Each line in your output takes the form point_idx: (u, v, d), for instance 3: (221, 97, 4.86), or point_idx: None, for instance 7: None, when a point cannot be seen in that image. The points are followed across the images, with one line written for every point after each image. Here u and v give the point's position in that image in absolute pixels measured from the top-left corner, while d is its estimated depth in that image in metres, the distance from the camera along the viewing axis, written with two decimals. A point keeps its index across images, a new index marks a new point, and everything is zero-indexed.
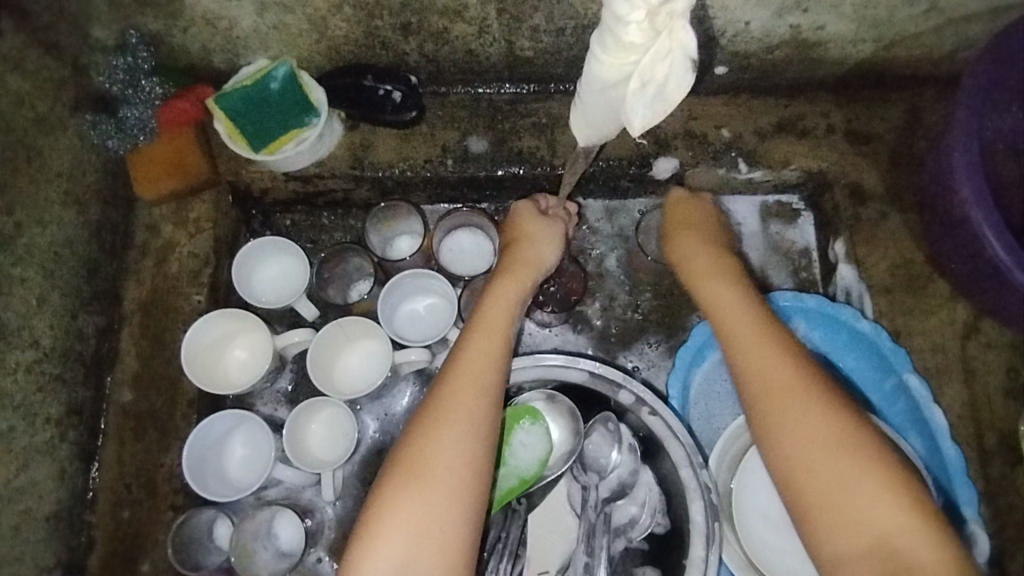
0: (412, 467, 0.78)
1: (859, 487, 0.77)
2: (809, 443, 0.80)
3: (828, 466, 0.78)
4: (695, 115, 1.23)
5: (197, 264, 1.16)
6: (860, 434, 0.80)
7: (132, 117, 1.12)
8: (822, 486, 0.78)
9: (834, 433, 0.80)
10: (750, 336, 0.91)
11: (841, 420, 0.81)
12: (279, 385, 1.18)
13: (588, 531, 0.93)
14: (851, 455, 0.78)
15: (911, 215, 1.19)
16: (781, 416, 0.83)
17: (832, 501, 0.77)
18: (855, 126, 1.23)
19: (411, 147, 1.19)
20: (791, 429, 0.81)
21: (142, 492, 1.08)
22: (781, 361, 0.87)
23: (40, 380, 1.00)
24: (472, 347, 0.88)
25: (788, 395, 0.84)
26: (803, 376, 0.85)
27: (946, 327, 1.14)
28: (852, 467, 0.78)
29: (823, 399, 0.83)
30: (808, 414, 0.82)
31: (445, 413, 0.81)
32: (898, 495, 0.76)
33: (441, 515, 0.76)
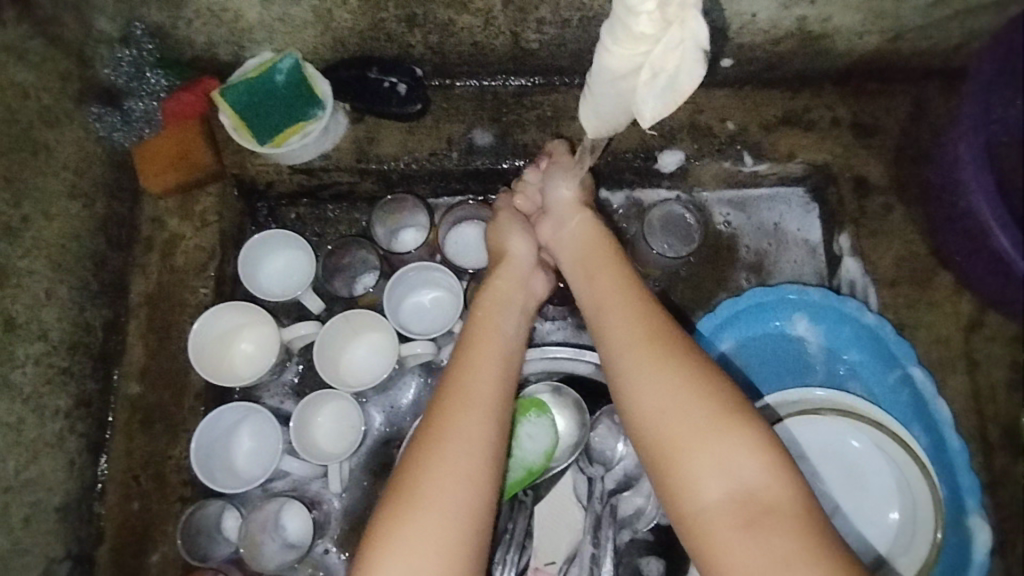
0: (416, 482, 0.77)
1: (707, 435, 0.76)
2: (659, 397, 0.79)
3: (678, 411, 0.78)
4: (700, 107, 1.23)
5: (202, 257, 1.16)
6: (707, 381, 0.80)
7: (137, 109, 1.11)
8: (679, 438, 0.77)
9: (685, 384, 0.79)
10: (614, 303, 0.90)
11: (691, 372, 0.80)
12: (285, 377, 1.18)
13: (594, 522, 0.93)
14: (701, 406, 0.77)
15: (916, 207, 1.19)
16: (638, 371, 0.82)
17: (685, 449, 0.76)
18: (860, 119, 1.22)
19: (416, 140, 1.19)
20: (649, 385, 0.80)
21: (150, 483, 1.09)
22: (635, 321, 0.86)
23: (48, 372, 1.00)
24: (472, 357, 0.87)
25: (640, 353, 0.83)
26: (651, 334, 0.84)
27: (950, 320, 1.14)
28: (696, 408, 0.77)
29: (669, 352, 0.82)
30: (656, 369, 0.81)
31: (446, 427, 0.80)
32: (755, 442, 0.75)
33: (449, 530, 0.74)
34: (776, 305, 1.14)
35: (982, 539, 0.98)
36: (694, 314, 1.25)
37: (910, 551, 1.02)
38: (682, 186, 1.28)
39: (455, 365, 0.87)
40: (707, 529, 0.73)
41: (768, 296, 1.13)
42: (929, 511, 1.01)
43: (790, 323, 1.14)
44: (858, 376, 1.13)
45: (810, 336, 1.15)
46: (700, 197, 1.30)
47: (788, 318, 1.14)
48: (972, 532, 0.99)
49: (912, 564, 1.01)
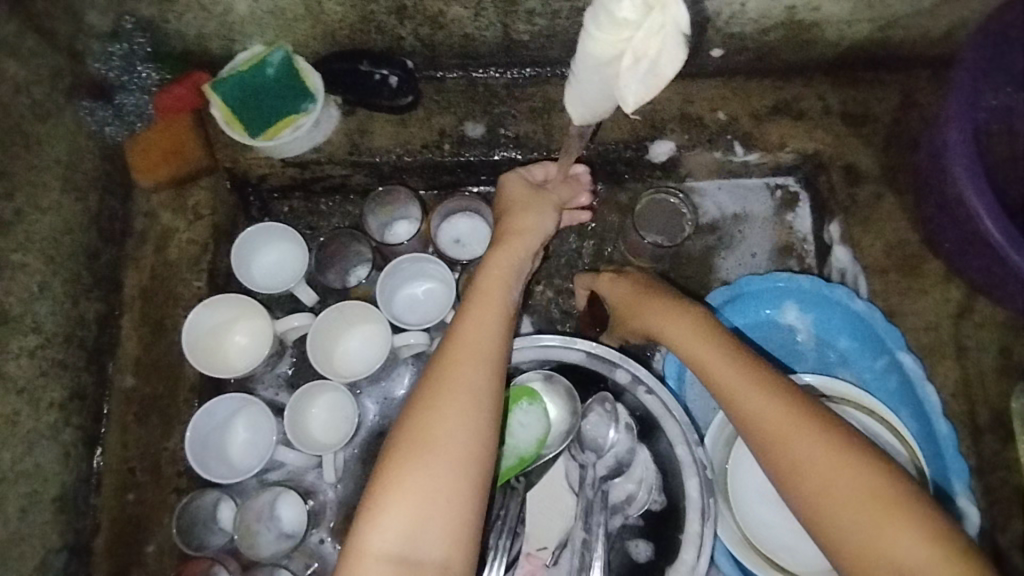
0: (415, 441, 0.78)
1: (870, 525, 0.72)
2: (818, 486, 0.75)
3: (862, 519, 0.72)
4: (690, 98, 1.24)
5: (196, 250, 1.17)
6: (861, 463, 0.75)
7: (128, 104, 1.13)
8: (836, 524, 0.73)
9: (840, 470, 0.75)
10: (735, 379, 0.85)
11: (839, 455, 0.76)
12: (280, 368, 1.19)
13: (585, 508, 0.94)
14: (855, 494, 0.73)
15: (906, 195, 1.20)
16: (800, 463, 0.77)
17: (867, 550, 0.71)
18: (850, 108, 1.23)
19: (408, 132, 1.20)
20: (824, 491, 0.74)
21: (146, 475, 1.09)
22: (778, 405, 0.81)
23: (43, 365, 1.01)
24: (472, 321, 0.88)
25: (790, 438, 0.78)
26: (797, 415, 0.80)
27: (939, 306, 1.15)
28: (885, 516, 0.71)
29: (824, 440, 0.77)
30: (840, 474, 0.75)
31: (444, 391, 0.81)
32: (936, 536, 0.70)
33: (445, 493, 0.76)
34: (765, 294, 1.15)
35: (971, 523, 0.97)
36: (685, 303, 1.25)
37: None
38: (674, 177, 1.29)
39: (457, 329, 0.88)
40: None
41: (759, 285, 1.14)
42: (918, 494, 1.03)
43: (780, 311, 1.16)
44: (847, 363, 1.14)
45: (799, 325, 1.16)
46: (692, 187, 1.31)
47: (778, 307, 1.16)
48: (962, 516, 0.98)
49: None
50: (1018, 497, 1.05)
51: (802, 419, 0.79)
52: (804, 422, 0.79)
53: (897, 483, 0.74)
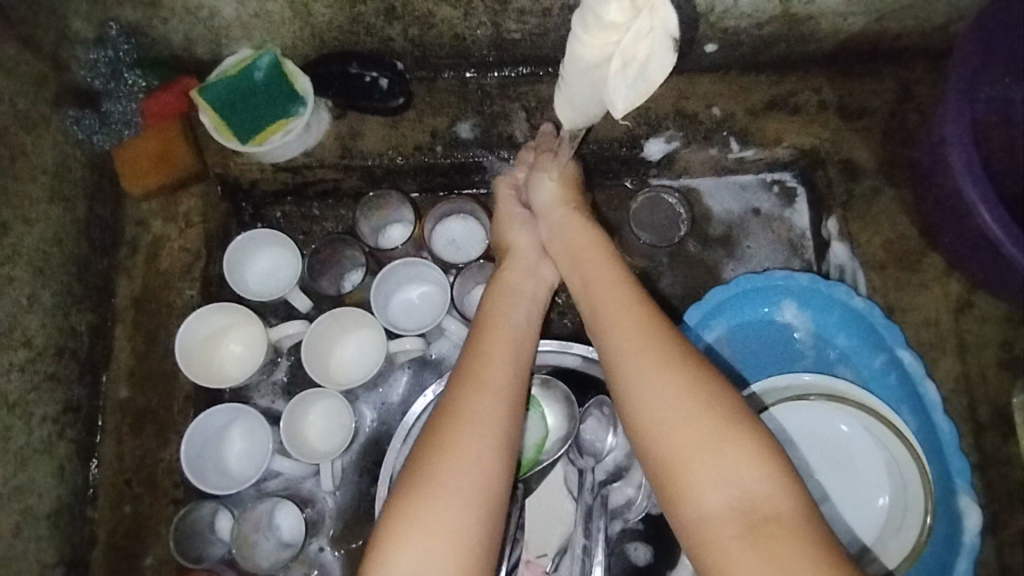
0: (433, 466, 0.77)
1: (714, 446, 0.72)
2: (662, 407, 0.75)
3: (685, 431, 0.73)
4: (685, 94, 1.22)
5: (187, 258, 1.16)
6: (711, 389, 0.76)
7: (116, 111, 1.09)
8: (676, 440, 0.73)
9: (686, 390, 0.75)
10: (614, 308, 0.86)
11: (688, 379, 0.76)
12: (276, 376, 1.17)
13: (585, 513, 0.92)
14: (700, 414, 0.74)
15: (904, 190, 1.19)
16: (642, 391, 0.77)
17: (684, 460, 0.72)
18: (847, 102, 1.22)
19: (400, 134, 1.18)
20: (648, 397, 0.76)
21: (142, 487, 1.08)
22: (633, 328, 0.82)
23: (35, 379, 1.00)
24: (490, 346, 0.88)
25: (639, 356, 0.79)
26: (656, 339, 0.80)
27: (940, 302, 1.14)
28: (705, 429, 0.73)
29: (671, 362, 0.78)
30: (659, 384, 0.76)
31: (465, 414, 0.80)
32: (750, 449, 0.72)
33: (468, 515, 0.75)
34: (763, 292, 1.14)
35: (972, 520, 0.97)
36: (683, 302, 1.24)
37: (901, 533, 1.01)
38: (669, 175, 1.28)
39: (475, 353, 0.87)
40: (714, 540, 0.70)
41: (756, 283, 1.13)
42: (919, 494, 1.00)
43: (778, 309, 1.14)
44: (846, 360, 1.13)
45: (798, 323, 1.15)
46: (688, 184, 1.30)
47: (776, 305, 1.14)
48: (962, 513, 0.98)
49: (902, 545, 1.01)
50: (1020, 493, 1.05)
51: (662, 345, 0.79)
52: (662, 348, 0.79)
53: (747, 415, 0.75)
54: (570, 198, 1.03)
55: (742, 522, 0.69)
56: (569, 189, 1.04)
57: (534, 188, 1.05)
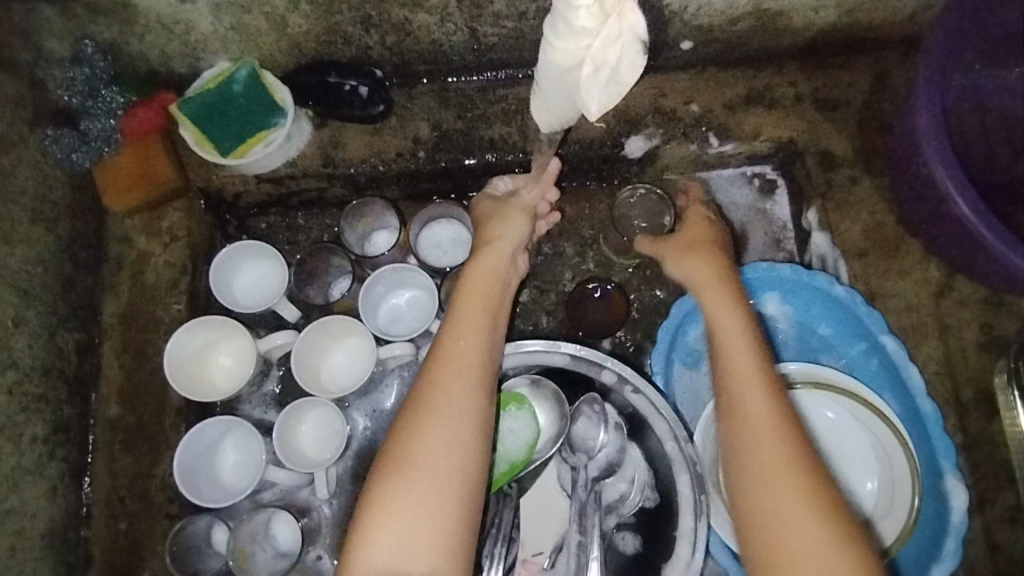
0: (418, 421, 0.82)
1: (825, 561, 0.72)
2: (782, 513, 0.76)
3: (806, 531, 0.74)
4: (663, 92, 1.24)
5: (173, 273, 1.16)
6: (832, 503, 0.76)
7: (94, 129, 1.10)
8: (789, 547, 0.74)
9: (811, 492, 0.76)
10: (759, 407, 0.83)
11: (812, 481, 0.77)
12: (266, 387, 1.17)
13: (579, 510, 0.94)
14: (823, 525, 0.74)
15: (881, 178, 1.21)
16: (769, 490, 0.77)
17: (798, 561, 0.73)
18: (822, 94, 1.24)
19: (381, 141, 1.19)
20: (766, 487, 0.78)
21: (137, 503, 1.08)
22: (766, 419, 0.82)
23: (24, 401, 1.00)
24: (472, 306, 0.92)
25: (781, 474, 0.78)
26: (788, 461, 0.78)
27: (920, 287, 1.16)
28: (820, 537, 0.73)
29: (801, 464, 0.78)
30: (783, 481, 0.77)
31: (441, 386, 0.84)
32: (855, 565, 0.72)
33: (445, 479, 0.78)
34: (747, 284, 1.15)
35: (958, 502, 0.98)
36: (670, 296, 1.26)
37: (891, 514, 1.03)
38: (651, 172, 1.30)
39: (450, 324, 0.90)
40: None
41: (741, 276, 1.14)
42: (905, 475, 1.03)
43: (761, 302, 1.16)
44: (830, 348, 1.15)
45: (780, 315, 1.17)
46: (670, 180, 1.31)
47: (760, 297, 1.16)
48: (949, 494, 0.99)
49: (892, 528, 1.03)
50: (1004, 469, 1.07)
51: (800, 452, 0.79)
52: (791, 436, 0.80)
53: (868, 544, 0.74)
54: (700, 245, 1.03)
55: None
56: (694, 237, 1.05)
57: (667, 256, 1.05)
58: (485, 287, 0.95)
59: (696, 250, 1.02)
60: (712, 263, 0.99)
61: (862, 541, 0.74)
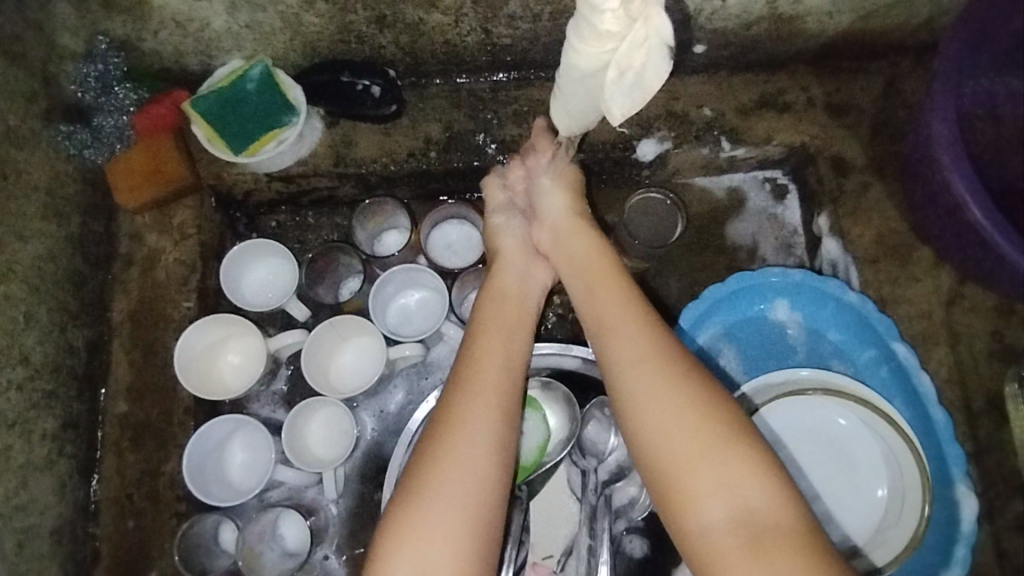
0: (448, 431, 0.81)
1: (715, 464, 0.74)
2: (669, 430, 0.77)
3: (688, 437, 0.76)
4: (676, 95, 1.24)
5: (183, 271, 1.15)
6: (715, 405, 0.78)
7: (107, 125, 1.10)
8: (676, 461, 0.76)
9: (699, 402, 0.78)
10: (632, 335, 0.85)
11: (694, 392, 0.79)
12: (275, 386, 1.17)
13: (589, 514, 0.93)
14: (711, 431, 0.76)
15: (893, 185, 1.21)
16: (649, 413, 0.79)
17: (684, 470, 0.75)
18: (835, 99, 1.24)
19: (392, 141, 1.19)
20: (642, 406, 0.79)
21: (144, 501, 1.08)
22: (639, 341, 0.84)
23: (33, 397, 0.99)
24: (489, 329, 0.92)
25: (655, 390, 0.80)
26: (663, 376, 0.80)
27: (931, 294, 1.16)
28: (705, 439, 0.76)
29: (675, 376, 0.80)
30: (659, 399, 0.79)
31: (461, 410, 0.83)
32: (745, 455, 0.75)
33: (476, 495, 0.78)
34: (757, 290, 1.15)
35: (968, 508, 0.98)
36: (679, 299, 1.26)
37: (901, 522, 1.03)
38: (662, 175, 1.29)
39: (476, 336, 0.91)
40: (714, 550, 0.72)
41: (750, 281, 1.14)
42: (916, 481, 1.02)
43: (771, 307, 1.16)
44: (839, 353, 1.14)
45: (789, 321, 1.17)
46: (681, 184, 1.31)
47: (769, 302, 1.16)
48: (959, 501, 0.99)
49: (902, 535, 1.02)
50: (1014, 479, 1.06)
51: (676, 366, 0.81)
52: (663, 350, 0.83)
53: (759, 443, 0.77)
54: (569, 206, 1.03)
55: (739, 536, 0.71)
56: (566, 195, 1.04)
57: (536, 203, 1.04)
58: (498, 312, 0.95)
59: (583, 221, 1.02)
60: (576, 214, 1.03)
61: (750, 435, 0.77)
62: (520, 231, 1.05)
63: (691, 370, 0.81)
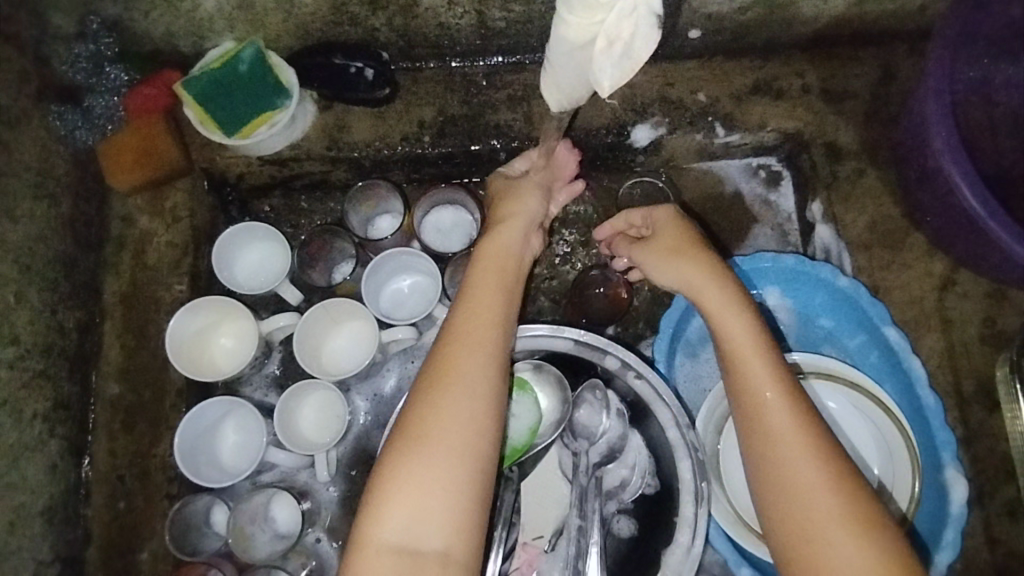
0: (434, 394, 0.81)
1: (843, 535, 0.73)
2: (815, 521, 0.74)
3: (814, 496, 0.75)
4: (671, 80, 1.24)
5: (176, 253, 1.15)
6: (848, 483, 0.76)
7: (98, 106, 1.12)
8: (804, 518, 0.75)
9: (849, 496, 0.75)
10: (767, 381, 0.83)
11: (829, 467, 0.77)
12: (267, 369, 1.17)
13: (579, 495, 0.93)
14: (848, 510, 0.74)
15: (887, 172, 1.21)
16: (780, 467, 0.78)
17: (813, 534, 0.74)
18: (830, 85, 1.24)
19: (386, 125, 1.19)
20: (774, 459, 0.78)
21: (136, 482, 1.07)
22: (778, 395, 0.81)
23: (25, 376, 0.99)
24: (492, 284, 0.92)
25: (793, 441, 0.78)
26: (799, 429, 0.79)
27: (924, 281, 1.16)
28: (835, 508, 0.74)
29: (809, 435, 0.79)
30: (792, 455, 0.78)
31: (457, 358, 0.83)
32: (873, 539, 0.73)
33: (465, 455, 0.78)
34: (750, 276, 1.15)
35: (959, 493, 0.98)
36: None
37: (890, 506, 1.04)
38: (656, 161, 1.29)
39: (467, 300, 0.90)
40: None
41: (742, 266, 1.13)
42: (906, 465, 1.03)
43: (762, 294, 1.16)
44: (832, 338, 1.16)
45: (781, 307, 1.17)
46: (675, 171, 1.31)
47: (762, 289, 1.16)
48: (949, 486, 0.99)
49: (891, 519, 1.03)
50: (1005, 464, 1.07)
51: (810, 426, 0.79)
52: (817, 431, 0.79)
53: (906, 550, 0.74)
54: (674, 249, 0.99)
55: None
56: (673, 240, 0.99)
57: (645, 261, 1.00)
58: (498, 266, 0.94)
59: (683, 242, 0.99)
60: (693, 258, 0.96)
61: (885, 521, 0.75)
62: (537, 211, 1.03)
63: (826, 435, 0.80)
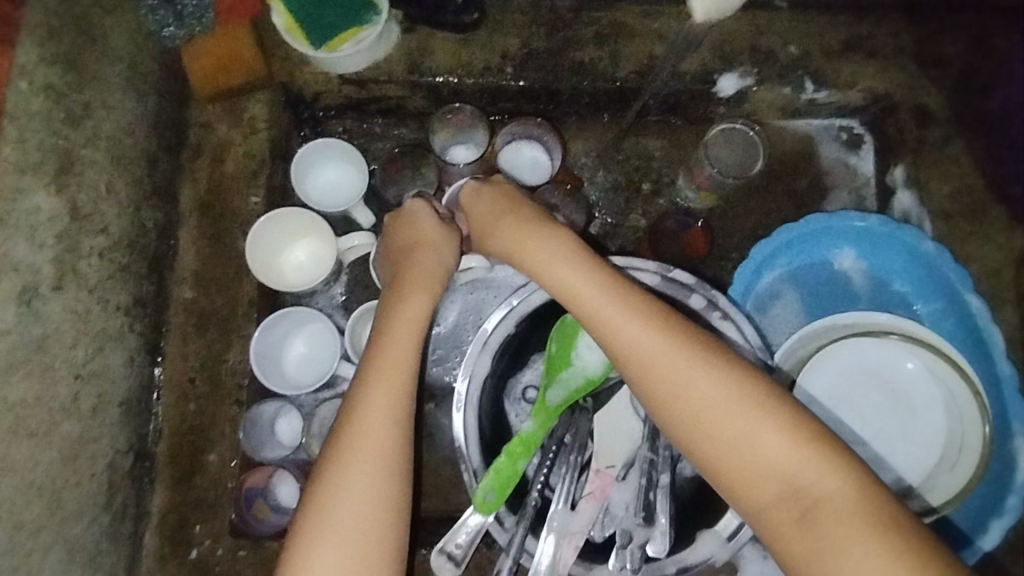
0: (330, 477, 0.75)
1: (755, 438, 0.70)
2: (741, 452, 0.70)
3: (720, 425, 0.71)
4: (763, 31, 1.19)
5: (252, 165, 1.14)
6: (736, 382, 0.72)
7: (189, 4, 1.09)
8: (720, 456, 0.71)
9: (737, 397, 0.71)
10: (628, 323, 0.77)
11: (722, 377, 0.73)
12: (334, 291, 1.17)
13: (652, 431, 0.93)
14: (748, 415, 0.70)
15: (974, 141, 1.19)
16: (675, 416, 0.73)
17: (731, 460, 0.70)
18: (925, 48, 1.20)
19: (469, 53, 1.16)
20: (676, 406, 0.73)
21: (206, 385, 1.09)
22: (644, 329, 0.76)
23: (111, 267, 0.99)
24: (395, 341, 0.82)
25: (679, 372, 0.74)
26: (679, 362, 0.74)
27: (1003, 255, 1.15)
28: (742, 414, 0.71)
29: (690, 355, 0.74)
30: (687, 388, 0.73)
31: (354, 435, 0.76)
32: (782, 427, 0.70)
33: (371, 538, 0.72)
34: (830, 233, 1.14)
35: None
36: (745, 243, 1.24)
37: (956, 469, 1.04)
38: (738, 112, 1.25)
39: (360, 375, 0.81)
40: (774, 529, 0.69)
41: (823, 224, 1.12)
42: (977, 431, 1.03)
43: (838, 254, 1.15)
44: (904, 303, 1.14)
45: (856, 269, 1.16)
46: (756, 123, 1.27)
47: (837, 249, 1.15)
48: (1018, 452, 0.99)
49: (956, 482, 1.04)
50: None
51: (689, 344, 0.75)
52: (690, 350, 0.75)
53: (796, 403, 0.72)
54: (498, 215, 0.92)
55: (794, 510, 0.68)
56: (496, 211, 0.92)
57: (485, 232, 0.93)
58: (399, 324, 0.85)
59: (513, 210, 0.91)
60: (528, 224, 0.89)
61: (790, 407, 0.71)
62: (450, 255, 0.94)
63: (703, 343, 0.75)
